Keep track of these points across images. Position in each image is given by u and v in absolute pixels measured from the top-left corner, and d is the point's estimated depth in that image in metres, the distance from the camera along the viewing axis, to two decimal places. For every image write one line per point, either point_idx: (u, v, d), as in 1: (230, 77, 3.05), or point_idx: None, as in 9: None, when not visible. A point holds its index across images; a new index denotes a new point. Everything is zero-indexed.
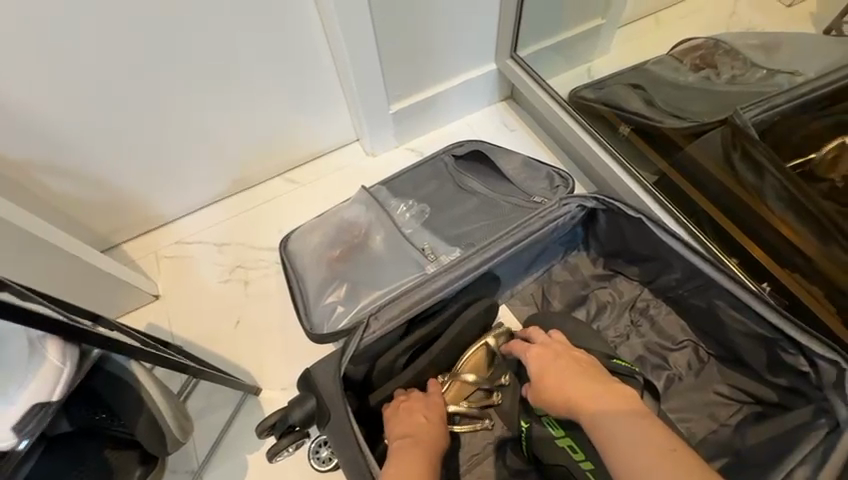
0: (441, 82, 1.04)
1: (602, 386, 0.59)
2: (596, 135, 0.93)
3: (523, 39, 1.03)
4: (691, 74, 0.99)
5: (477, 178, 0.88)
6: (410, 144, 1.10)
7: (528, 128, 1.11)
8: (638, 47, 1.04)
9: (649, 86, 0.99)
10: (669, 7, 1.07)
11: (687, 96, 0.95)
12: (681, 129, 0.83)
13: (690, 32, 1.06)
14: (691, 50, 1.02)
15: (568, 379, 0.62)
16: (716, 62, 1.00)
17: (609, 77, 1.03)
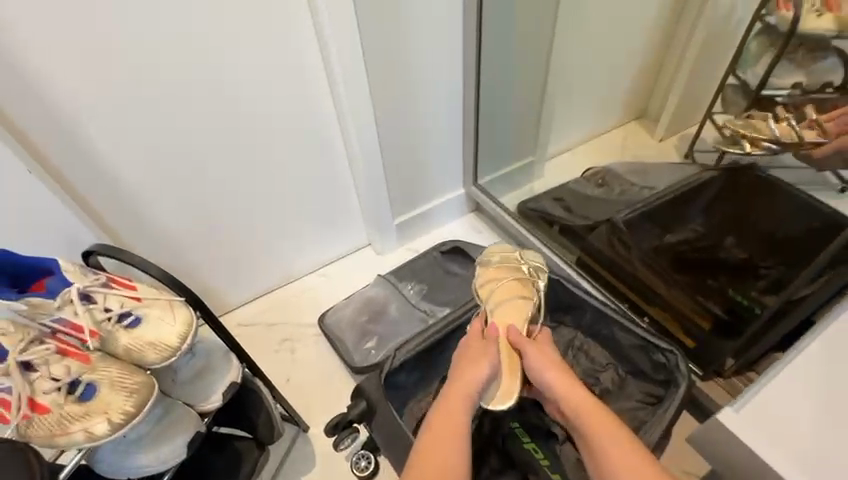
0: (427, 202, 1.50)
1: (604, 415, 0.75)
2: (536, 234, 1.42)
3: (482, 171, 1.53)
4: (595, 189, 1.49)
5: (458, 264, 1.30)
6: (410, 245, 1.53)
7: (491, 230, 1.57)
8: (558, 172, 1.55)
9: (568, 198, 1.47)
10: (576, 147, 1.59)
11: (593, 204, 1.43)
12: (586, 226, 1.29)
13: (593, 162, 1.57)
14: (594, 174, 1.53)
15: (573, 395, 0.79)
16: (609, 180, 1.50)
17: (542, 193, 1.51)
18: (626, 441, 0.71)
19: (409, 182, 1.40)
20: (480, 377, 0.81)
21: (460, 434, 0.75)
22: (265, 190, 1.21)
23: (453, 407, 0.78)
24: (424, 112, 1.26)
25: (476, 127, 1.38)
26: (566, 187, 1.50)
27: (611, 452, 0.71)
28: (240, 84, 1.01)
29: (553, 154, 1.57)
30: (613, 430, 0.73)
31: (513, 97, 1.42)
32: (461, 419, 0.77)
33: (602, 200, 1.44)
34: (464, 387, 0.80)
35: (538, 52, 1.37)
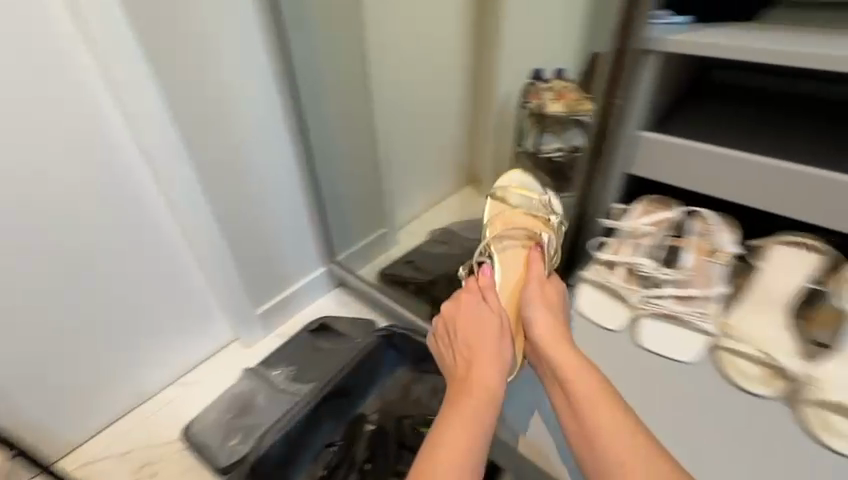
0: (289, 285, 1.57)
1: (595, 376, 0.73)
2: (393, 297, 1.58)
3: (338, 249, 1.66)
4: (438, 246, 1.69)
5: (325, 339, 1.38)
6: (281, 330, 1.57)
7: (354, 301, 1.69)
8: (410, 238, 1.75)
9: (416, 259, 1.67)
10: (419, 216, 1.78)
11: (438, 260, 1.64)
12: (436, 280, 1.51)
13: (436, 222, 1.75)
14: (439, 234, 1.72)
15: (572, 365, 0.74)
16: (448, 238, 1.69)
17: (398, 259, 1.69)
18: (607, 402, 0.69)
19: (267, 270, 1.48)
20: (484, 359, 0.80)
21: (479, 412, 0.72)
22: (106, 308, 1.19)
23: (464, 386, 0.77)
24: (271, 208, 1.39)
25: (325, 211, 1.54)
26: (414, 249, 1.71)
27: (602, 415, 0.67)
28: (65, 213, 1.04)
29: (400, 224, 1.77)
30: (604, 395, 0.70)
31: (352, 181, 1.60)
32: (476, 400, 0.74)
33: (440, 257, 1.64)
34: (479, 366, 0.79)
35: (367, 145, 1.58)
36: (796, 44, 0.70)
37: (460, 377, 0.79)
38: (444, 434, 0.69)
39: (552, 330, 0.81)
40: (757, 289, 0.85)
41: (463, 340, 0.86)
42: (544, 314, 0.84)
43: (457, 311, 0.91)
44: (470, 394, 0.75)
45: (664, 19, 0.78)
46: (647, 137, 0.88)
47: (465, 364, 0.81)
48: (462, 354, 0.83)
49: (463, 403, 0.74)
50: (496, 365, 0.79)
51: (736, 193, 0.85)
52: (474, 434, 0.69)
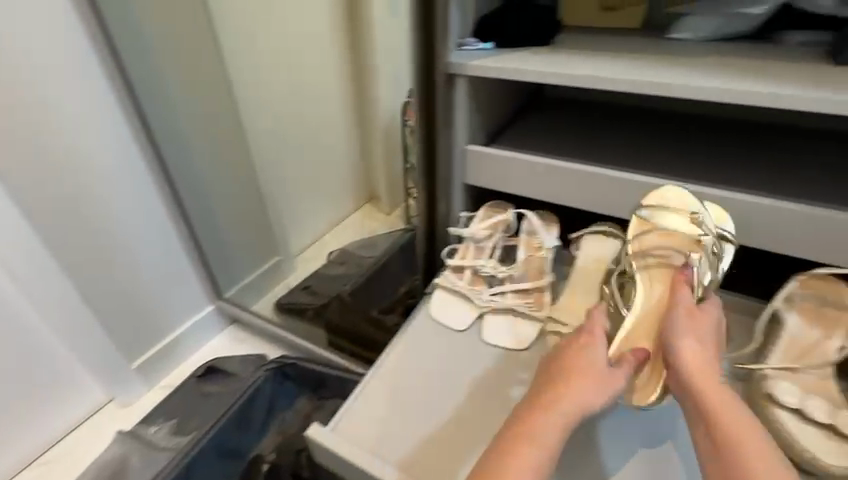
0: (171, 332, 1.42)
1: (736, 401, 0.54)
2: (292, 327, 1.48)
3: (224, 286, 1.51)
4: (336, 266, 1.53)
5: (213, 383, 1.30)
6: (166, 380, 1.42)
7: (252, 339, 1.54)
8: (308, 261, 1.56)
9: (313, 284, 1.53)
10: (317, 242, 1.57)
11: (337, 280, 1.50)
12: (332, 306, 1.44)
13: (334, 245, 1.55)
14: (340, 255, 1.54)
15: (727, 410, 0.53)
16: (349, 258, 1.51)
17: (296, 286, 1.54)
18: (742, 428, 0.51)
19: (139, 317, 1.32)
20: (592, 368, 0.59)
21: (560, 421, 0.55)
22: None
23: (554, 379, 0.59)
24: (134, 250, 1.25)
25: (200, 246, 1.39)
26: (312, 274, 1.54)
27: (735, 444, 0.50)
28: None
29: (299, 249, 1.58)
30: (744, 425, 0.51)
31: (224, 211, 1.44)
32: (574, 403, 0.56)
33: (333, 279, 1.52)
34: (584, 369, 0.59)
35: (238, 172, 1.42)
36: (582, 63, 0.74)
37: (546, 378, 0.60)
38: (517, 431, 0.54)
39: (708, 349, 0.59)
40: (581, 275, 0.80)
41: (580, 375, 0.58)
42: (700, 324, 0.61)
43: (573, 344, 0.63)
44: (563, 396, 0.57)
45: (469, 44, 0.81)
46: (471, 150, 0.85)
47: (576, 371, 0.59)
48: (554, 355, 0.63)
49: (552, 405, 0.56)
50: (594, 387, 0.57)
51: (563, 197, 0.83)
52: (550, 433, 0.54)
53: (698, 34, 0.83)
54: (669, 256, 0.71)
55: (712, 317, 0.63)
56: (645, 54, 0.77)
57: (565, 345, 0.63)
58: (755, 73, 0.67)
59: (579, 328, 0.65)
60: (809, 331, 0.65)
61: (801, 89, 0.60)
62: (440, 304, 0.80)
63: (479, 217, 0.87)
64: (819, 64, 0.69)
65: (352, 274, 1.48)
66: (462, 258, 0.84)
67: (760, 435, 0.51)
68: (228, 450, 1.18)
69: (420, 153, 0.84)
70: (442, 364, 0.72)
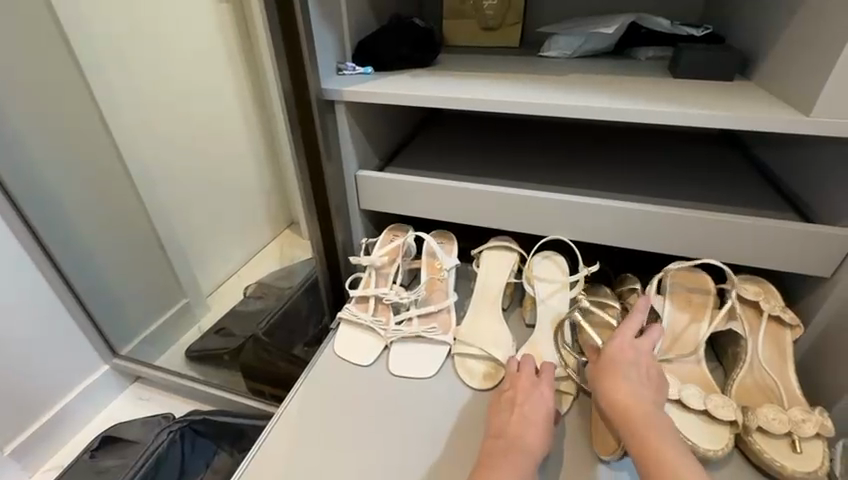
0: (56, 403, 1.20)
1: (652, 410, 0.53)
2: (204, 375, 1.33)
3: (119, 341, 1.33)
4: (251, 301, 1.43)
5: (111, 455, 1.13)
6: (50, 463, 1.20)
7: (160, 394, 1.36)
8: (220, 301, 1.45)
9: (228, 324, 1.42)
10: (227, 280, 1.48)
11: (251, 315, 1.40)
12: (248, 348, 1.29)
13: (249, 279, 1.48)
14: (255, 288, 1.45)
15: (637, 413, 0.53)
16: (265, 290, 1.43)
17: (209, 328, 1.42)
18: (655, 438, 0.50)
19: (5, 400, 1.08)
20: (517, 418, 0.59)
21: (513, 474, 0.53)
22: None
23: (506, 433, 0.58)
24: None
25: (82, 304, 1.20)
26: (226, 313, 1.44)
27: (652, 458, 0.49)
28: None
29: (207, 291, 1.46)
30: (659, 435, 0.51)
31: (111, 261, 1.26)
32: (522, 452, 0.55)
33: (248, 316, 1.40)
34: (529, 419, 0.59)
35: (125, 217, 1.25)
36: (456, 83, 0.75)
37: (497, 433, 0.58)
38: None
39: (619, 365, 0.58)
40: (481, 291, 0.80)
41: (511, 432, 0.58)
42: (607, 345, 0.61)
43: (502, 405, 0.62)
44: (507, 449, 0.56)
45: (348, 68, 0.79)
46: (362, 176, 0.82)
47: (522, 422, 0.58)
48: (501, 409, 0.61)
49: (496, 460, 0.55)
50: (535, 441, 0.57)
51: (449, 216, 0.81)
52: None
53: (566, 52, 0.89)
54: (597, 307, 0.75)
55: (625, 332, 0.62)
56: (520, 73, 0.81)
57: (509, 395, 0.63)
58: (616, 87, 0.71)
59: (514, 372, 0.66)
60: (681, 317, 0.69)
61: (649, 101, 0.65)
62: (344, 339, 0.77)
63: (381, 242, 0.86)
64: (666, 77, 0.76)
65: (267, 309, 1.37)
66: (364, 288, 0.81)
67: (675, 441, 0.50)
68: None
69: (300, 187, 0.81)
70: (337, 408, 0.68)
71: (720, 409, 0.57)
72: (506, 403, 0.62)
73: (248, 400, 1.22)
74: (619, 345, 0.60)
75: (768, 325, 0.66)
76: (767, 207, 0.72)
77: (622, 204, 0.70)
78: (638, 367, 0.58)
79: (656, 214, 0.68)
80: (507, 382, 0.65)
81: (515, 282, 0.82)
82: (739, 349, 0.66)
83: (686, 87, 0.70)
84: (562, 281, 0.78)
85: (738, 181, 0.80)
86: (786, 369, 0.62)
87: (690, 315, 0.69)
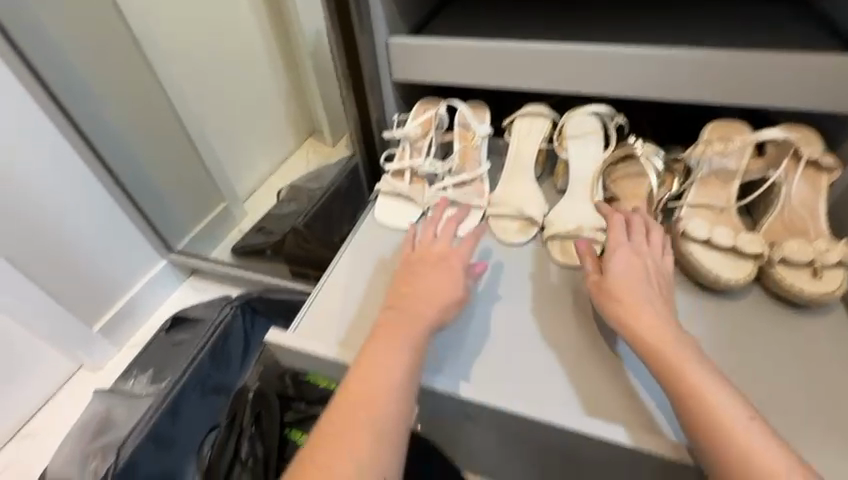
0: (127, 290, 1.36)
1: (676, 337, 0.51)
2: (253, 266, 1.45)
3: (173, 239, 1.44)
4: (286, 202, 1.51)
5: (183, 331, 1.30)
6: (133, 341, 1.39)
7: (216, 284, 1.51)
8: (256, 203, 1.53)
9: (266, 223, 1.51)
10: (261, 184, 1.55)
11: (288, 214, 1.48)
12: (292, 239, 1.39)
13: (280, 180, 1.55)
14: (290, 190, 1.52)
15: (663, 343, 0.51)
16: (298, 190, 1.50)
17: (250, 226, 1.52)
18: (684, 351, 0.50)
19: (82, 285, 1.25)
20: (419, 287, 0.60)
21: (409, 335, 0.55)
22: None
23: (400, 302, 0.59)
24: (40, 194, 1.09)
25: (132, 200, 1.29)
26: (264, 212, 1.52)
27: (690, 387, 0.47)
28: None
29: (245, 194, 1.54)
30: (691, 363, 0.49)
31: (152, 160, 1.30)
32: (414, 317, 0.57)
33: (285, 217, 1.48)
34: (426, 287, 0.60)
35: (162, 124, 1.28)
36: None
37: (393, 305, 0.59)
38: (372, 346, 0.54)
39: (631, 289, 0.56)
40: (514, 162, 0.81)
41: (407, 298, 0.59)
42: (612, 264, 0.59)
43: (409, 274, 0.63)
44: (397, 322, 0.56)
45: None
46: (394, 42, 0.80)
47: (419, 295, 0.59)
48: (405, 278, 0.63)
49: (387, 330, 0.55)
50: (433, 303, 0.58)
51: (484, 81, 0.80)
52: (398, 352, 0.53)
53: None
54: (638, 170, 0.76)
55: (621, 247, 0.60)
56: None
57: (413, 265, 0.64)
58: None
59: (431, 242, 0.67)
60: (719, 188, 0.68)
61: None
62: (384, 210, 0.82)
63: (413, 116, 0.86)
64: None
65: (302, 207, 1.44)
66: (400, 161, 0.84)
67: (703, 364, 0.49)
68: (221, 381, 1.20)
69: (337, 58, 0.82)
70: (382, 267, 0.76)
71: (747, 245, 0.60)
72: (419, 275, 0.62)
73: (296, 282, 1.34)
74: (625, 261, 0.58)
75: (806, 171, 0.65)
76: (823, 48, 0.67)
77: (665, 50, 0.68)
78: (650, 287, 0.57)
79: (703, 58, 0.66)
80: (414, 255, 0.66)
81: (546, 148, 0.82)
82: (771, 197, 0.67)
83: None
84: (600, 138, 0.77)
85: (795, 26, 0.74)
86: (817, 206, 0.64)
87: (729, 186, 0.68)
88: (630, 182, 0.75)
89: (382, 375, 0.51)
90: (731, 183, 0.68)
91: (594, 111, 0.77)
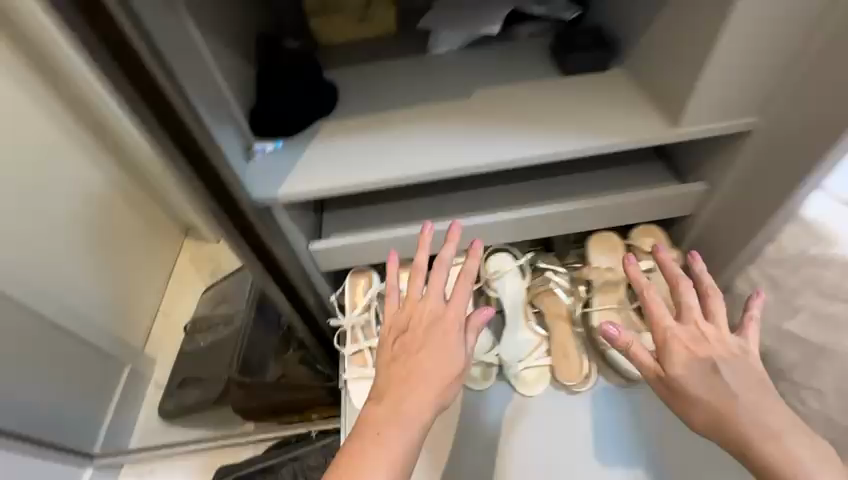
0: None
1: (727, 391, 0.62)
2: (197, 424, 1.35)
3: (87, 442, 1.25)
4: (201, 339, 1.40)
5: None
6: None
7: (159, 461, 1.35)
8: (165, 343, 1.42)
9: (187, 371, 1.37)
10: (158, 321, 1.44)
11: (210, 356, 1.36)
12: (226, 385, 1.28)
13: (183, 312, 1.45)
14: (196, 321, 1.42)
15: (698, 387, 0.63)
16: (209, 323, 1.41)
17: (170, 381, 1.38)
18: (734, 404, 0.61)
19: None
20: (412, 373, 0.66)
21: (404, 421, 0.62)
22: None
23: (395, 386, 0.65)
24: None
25: (25, 438, 1.07)
26: (176, 350, 1.42)
27: (739, 428, 0.60)
28: None
29: (145, 346, 1.40)
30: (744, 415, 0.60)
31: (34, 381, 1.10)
32: (408, 405, 0.64)
33: (204, 353, 1.37)
34: (420, 367, 0.66)
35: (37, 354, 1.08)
36: (379, 149, 0.75)
37: (387, 388, 0.66)
38: (373, 423, 0.63)
39: (670, 345, 0.66)
40: None
41: (402, 378, 0.66)
42: (674, 357, 0.65)
43: (399, 348, 0.69)
44: (389, 412, 0.63)
45: (259, 153, 0.75)
46: (318, 248, 0.83)
47: (411, 376, 0.66)
48: (398, 352, 0.68)
49: (380, 422, 0.63)
50: (430, 382, 0.65)
51: (406, 250, 0.87)
52: (392, 443, 0.61)
53: (454, 47, 0.89)
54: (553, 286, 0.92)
55: (682, 343, 0.66)
56: (428, 101, 0.81)
57: (401, 336, 0.70)
58: (517, 108, 0.77)
59: (418, 300, 0.71)
60: (613, 293, 0.89)
61: (558, 135, 0.72)
62: (362, 395, 0.86)
63: (350, 296, 0.91)
64: (556, 75, 0.83)
65: (226, 342, 1.35)
66: (355, 343, 0.89)
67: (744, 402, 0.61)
68: None
69: (268, 281, 0.81)
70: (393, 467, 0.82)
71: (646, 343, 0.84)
72: (409, 349, 0.68)
73: (256, 433, 1.29)
74: (683, 354, 0.65)
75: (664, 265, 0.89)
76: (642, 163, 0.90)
77: (542, 210, 0.85)
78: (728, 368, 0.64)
79: (569, 210, 0.85)
80: (399, 318, 0.71)
81: (478, 287, 0.92)
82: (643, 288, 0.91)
83: (572, 90, 0.78)
84: (517, 272, 0.91)
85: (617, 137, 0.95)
86: (677, 287, 0.88)
87: (618, 289, 0.89)
88: (550, 300, 0.91)
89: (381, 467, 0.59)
90: (619, 286, 0.89)
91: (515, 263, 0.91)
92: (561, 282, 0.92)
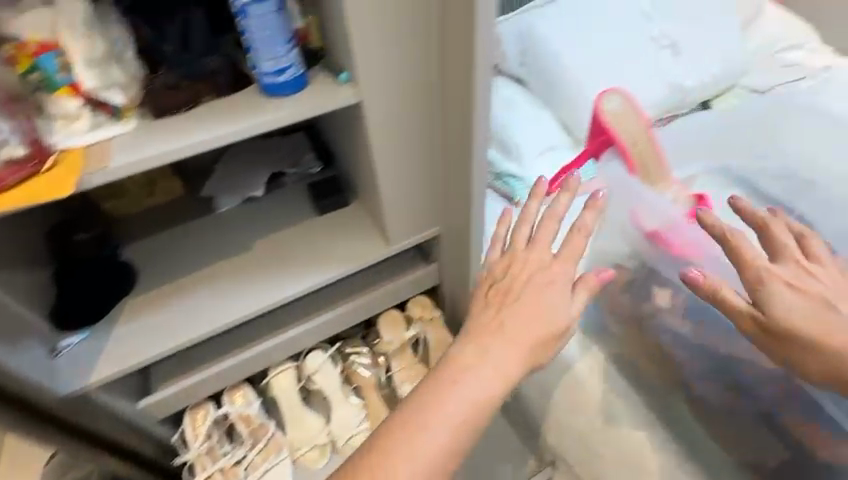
0: None
1: (828, 312, 0.69)
2: None
3: None
4: None
5: None
6: None
7: None
8: None
9: None
10: None
11: None
12: None
13: None
14: None
15: (810, 316, 0.69)
16: None
17: None
18: (821, 335, 0.68)
19: None
20: (506, 328, 0.72)
21: (488, 366, 0.68)
22: None
23: (495, 327, 0.72)
24: None
25: None
26: None
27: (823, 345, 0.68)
28: None
29: None
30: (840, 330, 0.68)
31: None
32: (496, 349, 0.70)
33: None
34: (515, 319, 0.72)
35: None
36: (176, 313, 0.96)
37: (477, 334, 0.72)
38: (451, 366, 0.68)
39: (743, 250, 0.73)
40: (287, 407, 1.12)
41: (492, 334, 0.71)
42: (790, 294, 0.70)
43: (486, 311, 0.75)
44: (478, 355, 0.69)
45: (65, 347, 0.90)
46: (144, 403, 0.97)
47: (501, 326, 0.72)
48: (491, 307, 0.75)
49: (469, 361, 0.68)
50: (528, 331, 0.71)
51: (227, 379, 1.05)
52: (469, 387, 0.66)
53: (236, 202, 1.13)
54: (359, 365, 1.18)
55: (782, 278, 0.71)
56: (217, 262, 1.04)
57: (503, 290, 0.77)
58: (283, 254, 1.04)
59: (525, 251, 0.79)
60: (401, 356, 1.19)
61: (312, 270, 1.02)
62: None
63: (190, 430, 1.05)
64: (314, 215, 1.11)
65: None
66: (203, 470, 1.03)
67: (837, 320, 0.68)
68: None
69: (104, 456, 0.93)
70: None
71: None
72: (510, 305, 0.74)
73: None
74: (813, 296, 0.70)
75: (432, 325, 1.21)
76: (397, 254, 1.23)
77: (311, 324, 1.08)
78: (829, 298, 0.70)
79: (336, 315, 1.10)
80: (503, 281, 0.78)
81: (301, 384, 1.15)
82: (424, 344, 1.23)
83: (321, 228, 1.08)
84: (328, 363, 1.15)
85: None
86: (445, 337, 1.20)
87: (405, 353, 1.19)
88: (359, 376, 1.17)
89: (458, 412, 0.64)
90: (405, 350, 1.19)
91: (324, 357, 1.15)
92: (364, 359, 1.19)
